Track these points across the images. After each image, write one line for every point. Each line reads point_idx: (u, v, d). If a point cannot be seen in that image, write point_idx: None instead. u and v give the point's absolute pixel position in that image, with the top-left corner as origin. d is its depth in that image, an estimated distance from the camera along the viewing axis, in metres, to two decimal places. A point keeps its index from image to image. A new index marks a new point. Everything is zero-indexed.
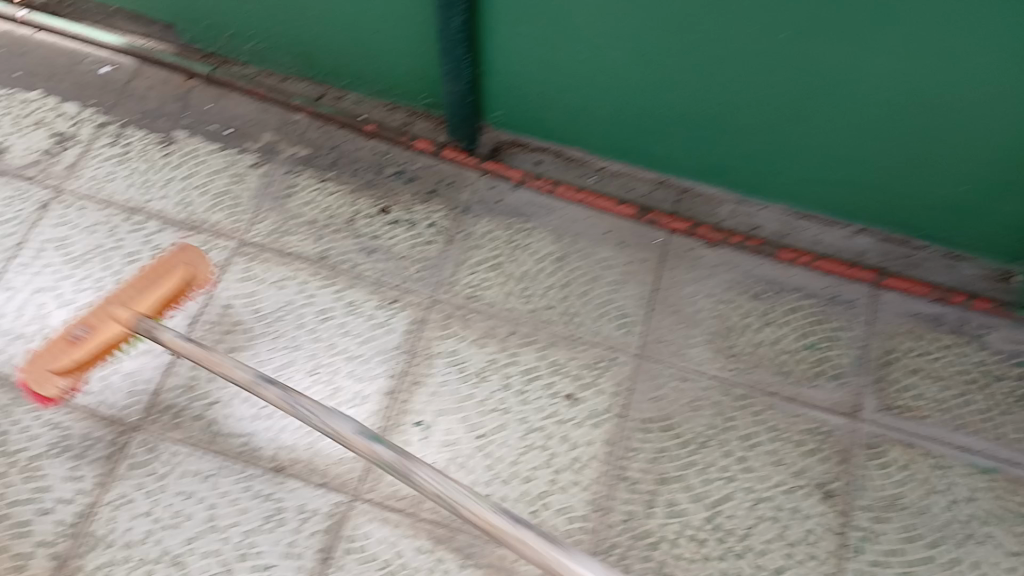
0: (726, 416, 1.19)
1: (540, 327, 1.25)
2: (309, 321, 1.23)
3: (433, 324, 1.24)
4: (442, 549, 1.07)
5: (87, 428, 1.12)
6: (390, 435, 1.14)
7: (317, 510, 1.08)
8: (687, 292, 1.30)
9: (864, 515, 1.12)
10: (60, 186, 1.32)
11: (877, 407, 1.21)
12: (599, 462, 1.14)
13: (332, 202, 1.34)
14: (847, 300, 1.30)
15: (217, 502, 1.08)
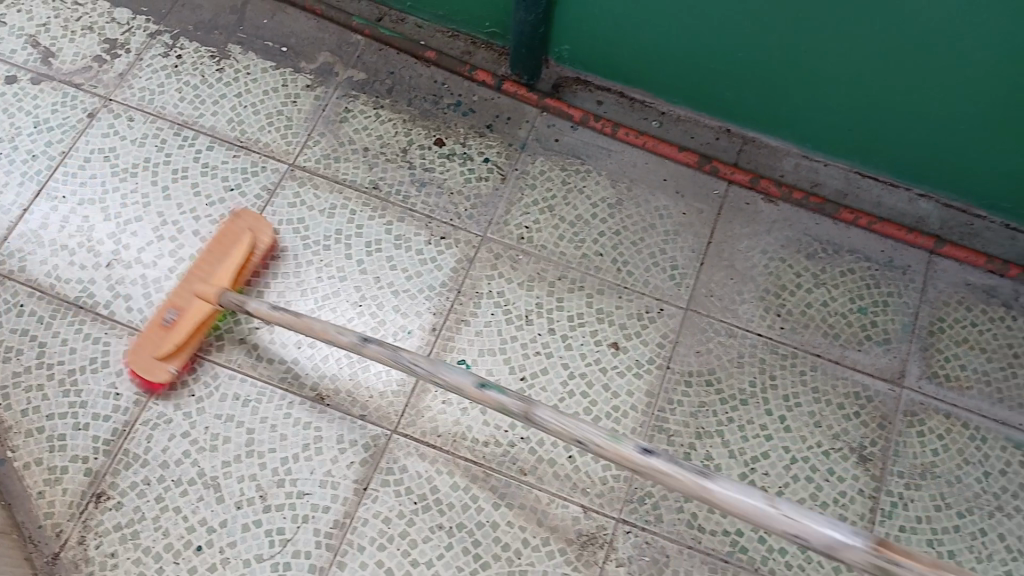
0: (770, 375, 1.18)
1: (587, 274, 1.23)
2: (357, 252, 1.21)
3: (481, 264, 1.22)
4: (479, 488, 1.09)
5: (129, 345, 1.12)
6: None
7: (356, 442, 1.10)
8: (741, 247, 1.27)
9: (897, 481, 1.14)
10: (108, 96, 1.31)
11: (921, 374, 1.21)
12: (638, 412, 1.15)
13: (384, 130, 1.30)
14: (902, 266, 1.28)
15: (256, 428, 1.09)
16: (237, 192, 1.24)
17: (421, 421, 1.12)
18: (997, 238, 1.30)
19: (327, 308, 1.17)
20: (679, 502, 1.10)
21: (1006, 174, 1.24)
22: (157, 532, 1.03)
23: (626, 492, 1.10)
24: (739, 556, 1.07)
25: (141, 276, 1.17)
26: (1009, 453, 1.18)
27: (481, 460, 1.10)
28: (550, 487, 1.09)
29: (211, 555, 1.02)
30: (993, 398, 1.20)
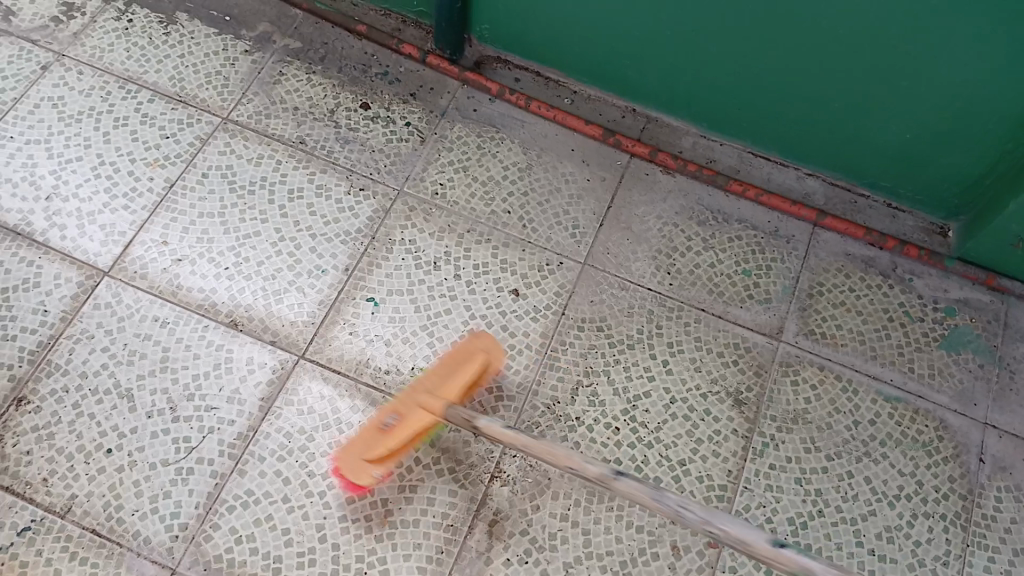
0: (657, 324, 1.28)
1: (495, 228, 1.33)
2: (280, 198, 1.31)
3: (396, 215, 1.32)
4: (377, 412, 1.16)
5: (60, 269, 1.21)
6: (344, 305, 1.23)
7: (264, 364, 1.18)
8: (638, 211, 1.38)
9: (770, 423, 1.22)
10: (62, 52, 1.40)
11: (798, 331, 1.30)
12: (532, 351, 1.23)
13: (315, 93, 1.41)
14: (787, 235, 1.38)
15: (171, 347, 1.18)
16: (171, 140, 1.33)
17: (328, 349, 1.20)
18: (876, 215, 1.42)
19: (247, 246, 1.26)
20: (564, 432, 1.18)
21: (880, 152, 1.35)
22: (72, 434, 1.11)
23: (514, 420, 1.18)
24: None
25: (76, 209, 1.26)
26: (879, 405, 1.25)
27: (381, 386, 1.18)
28: None
29: (121, 457, 1.10)
30: (866, 355, 1.29)
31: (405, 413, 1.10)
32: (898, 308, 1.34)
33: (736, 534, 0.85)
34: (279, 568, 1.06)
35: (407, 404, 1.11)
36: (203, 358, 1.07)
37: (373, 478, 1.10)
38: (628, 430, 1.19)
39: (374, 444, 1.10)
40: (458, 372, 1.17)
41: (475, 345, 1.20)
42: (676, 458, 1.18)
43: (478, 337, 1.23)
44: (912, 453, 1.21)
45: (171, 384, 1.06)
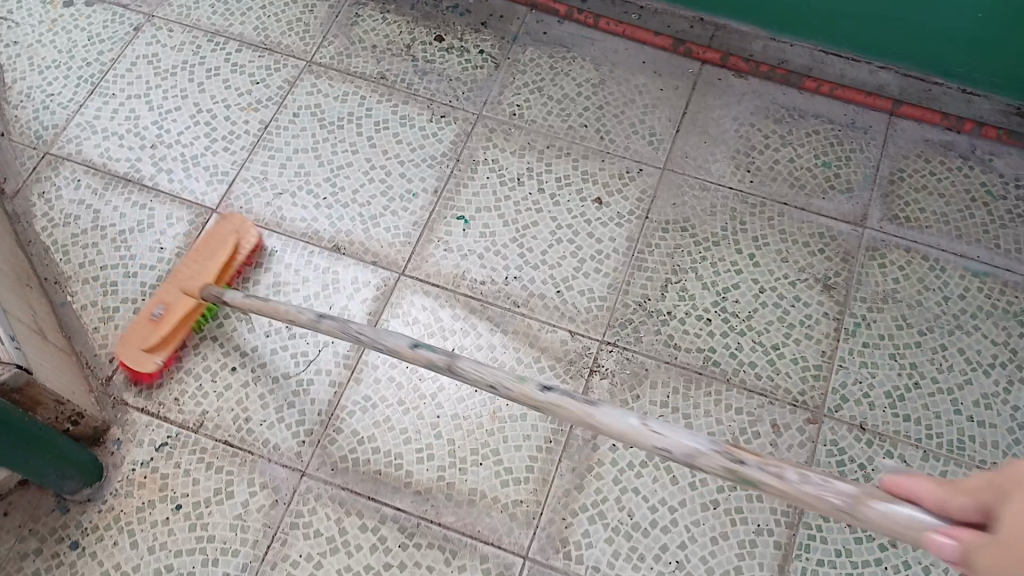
0: (740, 220, 1.31)
1: (574, 142, 1.38)
2: (367, 130, 1.37)
3: (478, 137, 1.37)
4: (477, 318, 1.23)
5: (171, 209, 1.30)
6: (437, 224, 1.30)
7: (368, 283, 1.24)
8: (713, 115, 1.40)
9: (860, 304, 1.24)
10: (151, 13, 1.49)
11: (882, 217, 1.31)
12: (620, 255, 1.28)
13: (391, 30, 1.47)
14: (864, 127, 1.39)
15: (281, 272, 1.26)
16: (261, 85, 1.41)
17: (425, 265, 1.26)
18: (955, 101, 1.40)
19: (342, 175, 1.33)
20: (658, 326, 1.22)
21: (956, 39, 1.34)
22: (197, 356, 1.20)
23: (608, 317, 1.23)
24: (711, 368, 1.19)
25: (181, 155, 1.35)
26: (968, 280, 1.26)
27: (479, 295, 1.24)
28: (539, 316, 1.23)
29: (245, 373, 1.19)
30: (952, 235, 1.29)
31: (169, 304, 1.17)
32: (982, 188, 1.33)
33: (804, 491, 0.63)
34: (399, 465, 1.13)
35: (175, 295, 1.18)
36: (160, 318, 1.17)
37: (153, 364, 1.16)
38: (720, 320, 1.23)
39: (149, 332, 1.16)
40: (323, 269, 1.18)
41: (387, 244, 1.20)
42: (770, 344, 1.21)
43: (394, 240, 1.21)
44: (1005, 324, 1.22)
45: (143, 341, 1.16)
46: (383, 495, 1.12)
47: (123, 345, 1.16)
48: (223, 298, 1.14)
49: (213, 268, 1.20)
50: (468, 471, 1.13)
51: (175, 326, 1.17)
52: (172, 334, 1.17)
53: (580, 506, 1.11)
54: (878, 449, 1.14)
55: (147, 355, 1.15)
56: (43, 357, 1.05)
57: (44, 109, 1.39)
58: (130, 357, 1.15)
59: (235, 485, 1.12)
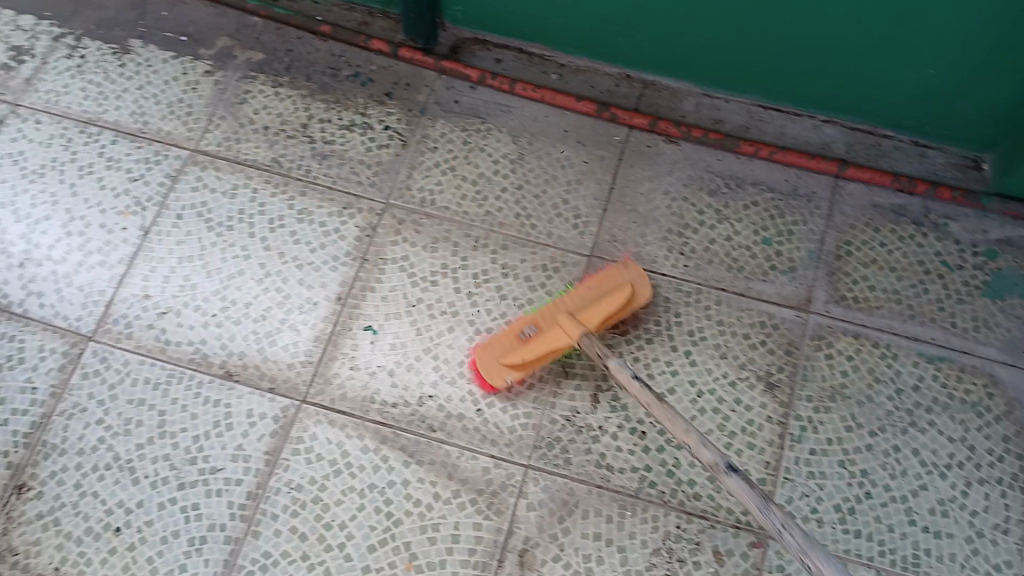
0: (674, 312, 1.19)
1: (491, 229, 1.24)
2: (260, 230, 1.23)
3: (384, 230, 1.24)
4: (388, 449, 1.10)
5: (43, 341, 1.15)
6: (341, 338, 1.17)
7: (265, 415, 1.11)
8: (641, 189, 1.27)
9: (806, 405, 1.14)
10: (15, 101, 1.33)
11: (827, 298, 1.20)
12: (545, 361, 1.16)
13: (285, 107, 1.34)
14: (807, 193, 1.27)
15: (167, 409, 1.12)
16: (141, 183, 1.27)
17: (329, 389, 1.13)
18: (905, 157, 1.29)
19: (233, 286, 1.19)
20: (588, 444, 1.11)
21: (905, 93, 1.23)
22: (77, 516, 1.05)
23: (534, 438, 1.12)
24: (646, 490, 1.09)
25: (52, 272, 1.20)
26: (922, 367, 1.17)
27: (390, 423, 1.12)
28: (459, 441, 1.11)
29: (131, 534, 1.05)
30: (904, 315, 1.19)
31: (545, 327, 1.12)
32: (936, 259, 1.23)
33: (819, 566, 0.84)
34: None
35: (546, 319, 1.12)
36: None
37: (505, 381, 1.11)
38: (655, 432, 1.12)
39: (508, 349, 1.11)
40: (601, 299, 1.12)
41: (623, 275, 1.15)
42: None
43: (629, 268, 1.18)
44: (961, 416, 1.14)
45: None
46: None
47: (482, 353, 1.12)
48: (540, 319, 1.12)
49: None
50: None
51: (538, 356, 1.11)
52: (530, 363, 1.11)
53: None
54: None
55: None
56: None
57: None
58: None
59: None
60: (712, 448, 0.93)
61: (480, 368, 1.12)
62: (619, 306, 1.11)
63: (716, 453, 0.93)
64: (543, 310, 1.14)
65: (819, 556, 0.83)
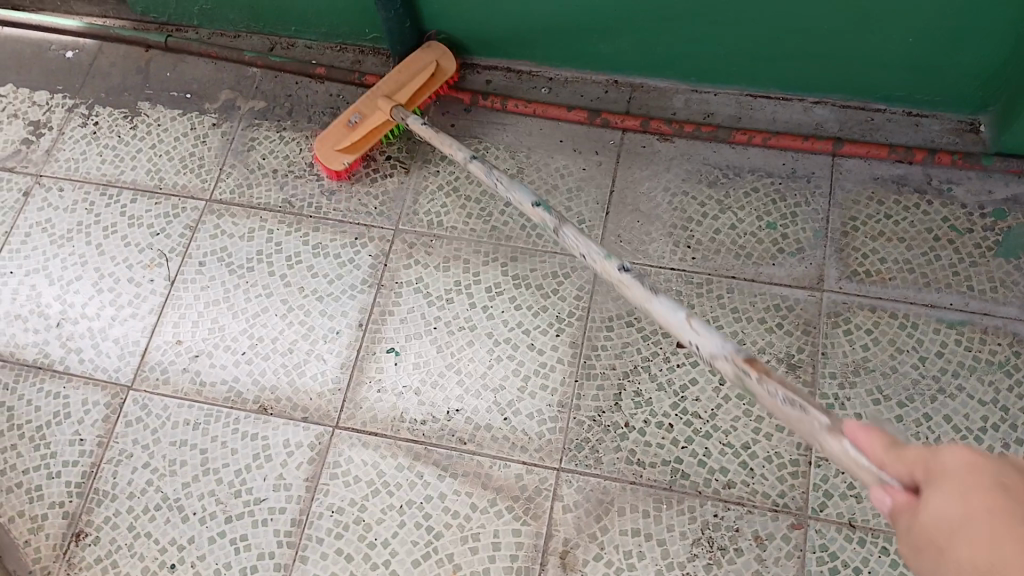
0: (687, 303, 1.21)
1: (499, 243, 1.27)
2: (279, 267, 1.28)
3: (397, 255, 1.28)
4: (422, 465, 1.13)
5: (87, 394, 1.20)
6: (366, 363, 1.20)
7: (301, 443, 1.15)
8: (642, 190, 1.30)
9: (829, 383, 1.13)
10: (39, 172, 1.40)
11: (839, 275, 1.20)
12: (566, 365, 1.18)
13: (291, 149, 1.39)
14: (805, 174, 1.29)
15: (208, 447, 1.16)
16: (162, 236, 1.32)
17: (360, 412, 1.17)
18: (900, 128, 1.30)
19: (258, 324, 1.24)
20: (617, 442, 1.12)
21: (889, 65, 1.24)
22: (135, 556, 1.10)
23: (564, 441, 1.13)
24: (681, 482, 1.09)
25: (87, 329, 1.26)
26: (944, 333, 1.15)
27: (421, 438, 1.15)
28: (490, 450, 1.13)
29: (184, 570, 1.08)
30: (919, 285, 1.18)
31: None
32: (943, 224, 1.23)
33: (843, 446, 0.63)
34: None
35: (369, 104, 1.28)
36: (359, 124, 1.27)
37: (380, 157, 1.22)
38: (682, 424, 1.13)
39: (340, 134, 1.27)
40: None
41: (425, 56, 1.31)
42: (740, 445, 1.10)
43: (433, 48, 1.33)
44: (989, 377, 1.11)
45: (338, 143, 1.27)
46: None
47: (320, 147, 1.28)
48: None
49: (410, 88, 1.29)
50: None
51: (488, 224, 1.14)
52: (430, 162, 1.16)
53: None
54: (872, 547, 1.03)
55: (340, 155, 1.27)
56: None
57: None
58: (324, 155, 1.27)
59: None
60: (713, 333, 0.80)
61: (321, 152, 1.28)
62: None
63: (719, 342, 0.79)
64: (365, 96, 1.30)
65: (850, 447, 0.62)
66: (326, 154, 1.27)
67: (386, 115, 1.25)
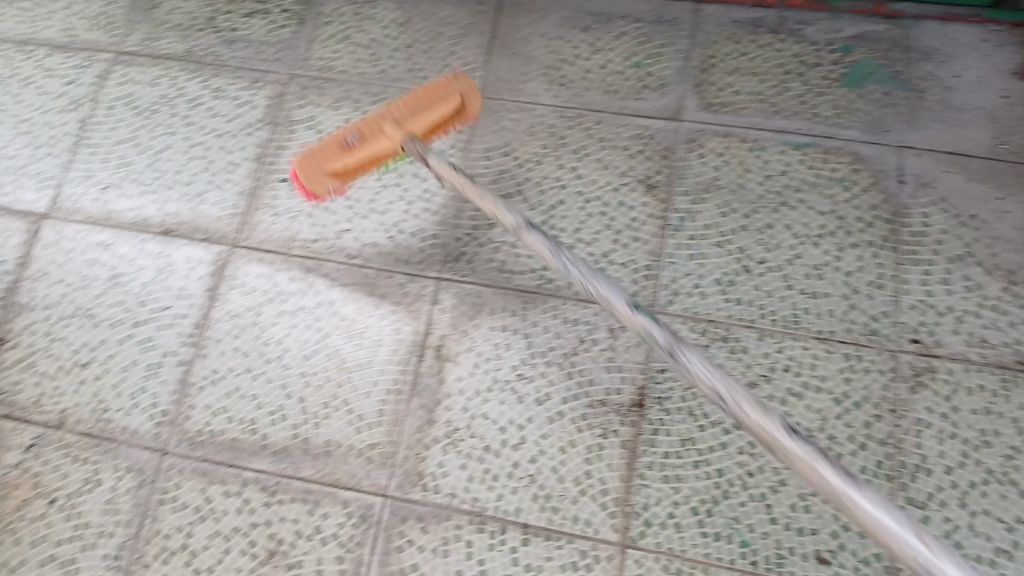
0: (559, 137, 1.30)
1: (387, 85, 1.36)
2: (183, 109, 1.37)
3: (291, 97, 1.36)
4: (313, 277, 1.24)
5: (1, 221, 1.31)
6: (261, 191, 1.30)
7: (203, 260, 1.27)
8: (521, 35, 1.38)
9: (683, 200, 1.24)
10: None
11: (698, 107, 1.30)
12: (447, 191, 1.28)
13: (193, 5, 1.45)
14: (671, 19, 1.37)
15: (120, 264, 1.28)
16: (73, 84, 1.40)
17: (256, 234, 1.27)
18: None
19: (164, 158, 1.33)
20: (490, 255, 1.23)
21: None
22: (51, 356, 1.24)
23: (443, 254, 1.24)
24: (546, 286, 1.21)
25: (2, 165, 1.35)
26: (789, 155, 1.26)
27: (313, 254, 1.26)
28: (374, 264, 1.24)
29: (96, 367, 1.23)
30: (768, 113, 1.29)
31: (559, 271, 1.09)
32: (793, 61, 1.32)
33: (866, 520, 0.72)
34: (255, 429, 1.17)
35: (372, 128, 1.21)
36: (355, 145, 1.20)
37: (328, 190, 1.22)
38: (550, 239, 1.24)
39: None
40: (432, 109, 1.22)
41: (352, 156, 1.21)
42: (601, 254, 1.22)
43: (460, 78, 1.23)
44: (829, 192, 1.23)
45: (329, 162, 1.20)
46: (242, 460, 1.16)
47: (302, 162, 1.21)
48: (365, 129, 1.21)
49: (426, 120, 1.21)
50: (322, 425, 1.16)
51: (363, 155, 1.21)
52: (357, 164, 1.22)
53: (432, 439, 1.14)
54: (713, 337, 1.16)
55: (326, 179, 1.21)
56: None
57: None
58: (310, 175, 1.21)
59: (102, 473, 1.17)
60: (691, 351, 0.89)
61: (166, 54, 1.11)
62: (447, 110, 1.23)
63: (693, 353, 0.89)
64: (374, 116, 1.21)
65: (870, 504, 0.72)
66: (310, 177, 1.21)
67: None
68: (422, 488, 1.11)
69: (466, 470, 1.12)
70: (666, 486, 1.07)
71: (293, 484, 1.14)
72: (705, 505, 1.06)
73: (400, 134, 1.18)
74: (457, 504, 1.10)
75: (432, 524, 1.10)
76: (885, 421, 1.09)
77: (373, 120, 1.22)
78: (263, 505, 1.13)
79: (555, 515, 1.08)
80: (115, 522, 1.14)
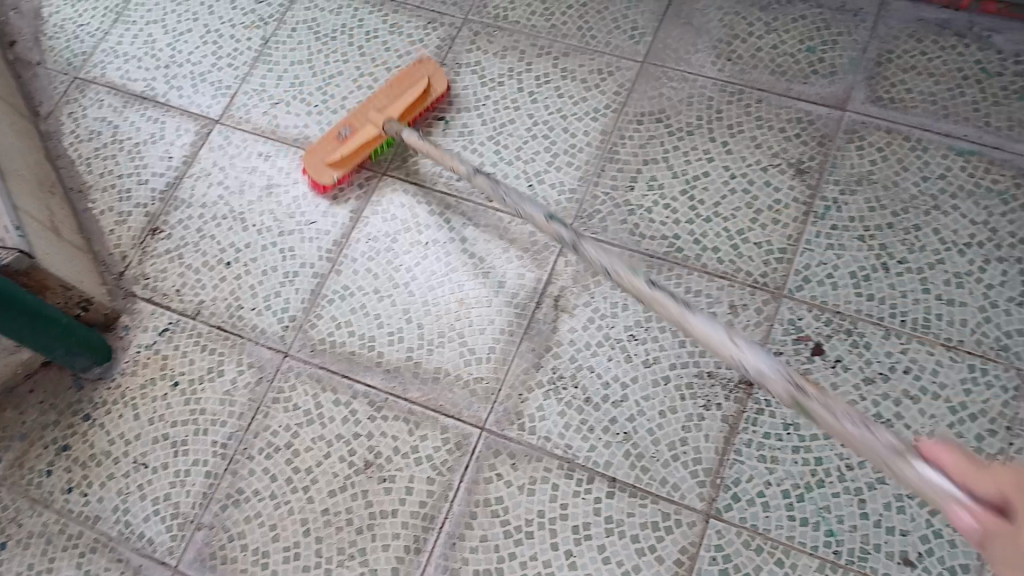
0: (717, 110, 1.29)
1: (555, 39, 1.39)
2: (359, 40, 1.47)
3: (461, 40, 1.42)
4: (450, 214, 1.28)
5: (181, 122, 1.44)
6: (417, 126, 1.36)
7: (354, 184, 1.34)
8: (697, 6, 1.37)
9: (832, 189, 1.21)
10: None
11: (865, 99, 1.25)
12: (592, 149, 1.29)
13: None
14: (854, 9, 1.32)
15: (274, 176, 1.37)
16: (264, 4, 1.54)
17: (405, 166, 1.33)
18: None
19: (331, 83, 1.44)
20: (625, 216, 1.24)
21: None
22: (198, 251, 1.33)
23: (579, 210, 1.25)
24: (673, 253, 1.21)
25: (190, 72, 1.49)
26: (951, 160, 1.19)
27: (454, 193, 1.29)
28: (511, 210, 1.26)
29: (238, 267, 1.30)
30: (938, 115, 1.22)
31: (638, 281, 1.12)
32: (974, 67, 1.25)
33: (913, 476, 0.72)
34: (373, 346, 1.21)
35: (359, 119, 1.33)
36: (347, 137, 1.31)
37: (331, 179, 1.30)
38: (686, 208, 1.23)
39: (331, 150, 1.32)
40: (408, 92, 1.31)
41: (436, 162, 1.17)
42: (735, 231, 1.21)
43: (426, 65, 1.36)
44: (988, 202, 1.16)
45: (327, 156, 1.31)
46: (354, 373, 1.20)
47: (309, 162, 1.32)
48: (354, 121, 1.32)
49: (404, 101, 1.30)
50: (434, 351, 1.19)
51: (359, 143, 1.31)
52: (353, 153, 1.31)
53: (536, 383, 1.15)
54: (837, 329, 1.13)
55: (328, 169, 1.30)
56: (51, 245, 1.17)
57: (73, 39, 1.56)
58: (315, 169, 1.31)
59: (225, 364, 1.23)
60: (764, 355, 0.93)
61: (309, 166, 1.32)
62: (422, 90, 1.31)
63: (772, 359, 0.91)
64: (359, 112, 1.35)
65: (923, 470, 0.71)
66: (315, 171, 1.31)
67: (378, 129, 1.29)
68: (519, 428, 1.13)
69: (564, 416, 1.13)
70: (761, 464, 1.07)
71: (398, 404, 1.17)
72: (798, 489, 1.05)
73: (384, 118, 1.29)
74: (550, 447, 1.11)
75: (523, 463, 1.11)
76: (999, 437, 1.05)
77: (360, 114, 1.33)
78: (367, 418, 1.17)
79: (644, 474, 1.08)
80: (229, 412, 1.19)
